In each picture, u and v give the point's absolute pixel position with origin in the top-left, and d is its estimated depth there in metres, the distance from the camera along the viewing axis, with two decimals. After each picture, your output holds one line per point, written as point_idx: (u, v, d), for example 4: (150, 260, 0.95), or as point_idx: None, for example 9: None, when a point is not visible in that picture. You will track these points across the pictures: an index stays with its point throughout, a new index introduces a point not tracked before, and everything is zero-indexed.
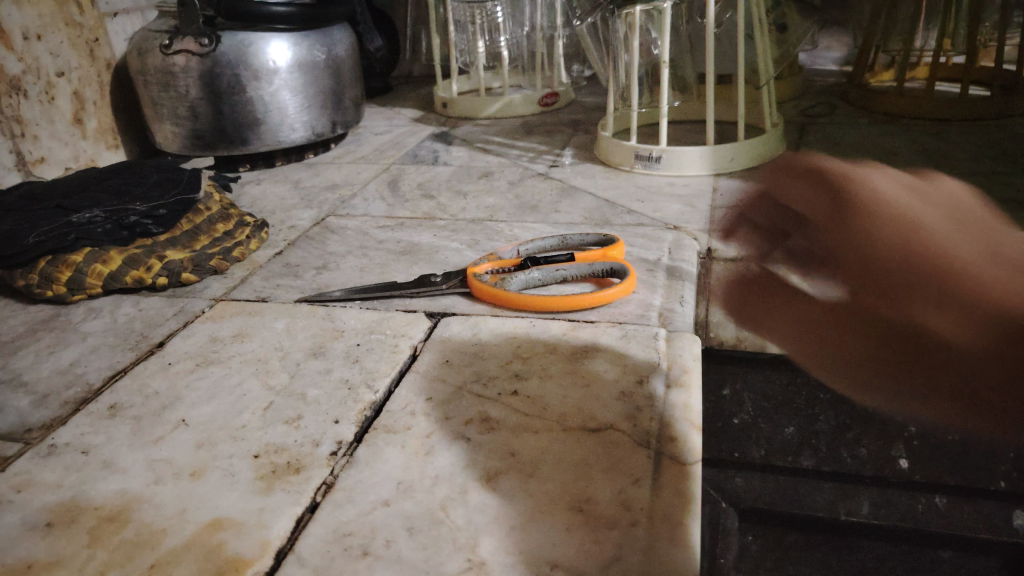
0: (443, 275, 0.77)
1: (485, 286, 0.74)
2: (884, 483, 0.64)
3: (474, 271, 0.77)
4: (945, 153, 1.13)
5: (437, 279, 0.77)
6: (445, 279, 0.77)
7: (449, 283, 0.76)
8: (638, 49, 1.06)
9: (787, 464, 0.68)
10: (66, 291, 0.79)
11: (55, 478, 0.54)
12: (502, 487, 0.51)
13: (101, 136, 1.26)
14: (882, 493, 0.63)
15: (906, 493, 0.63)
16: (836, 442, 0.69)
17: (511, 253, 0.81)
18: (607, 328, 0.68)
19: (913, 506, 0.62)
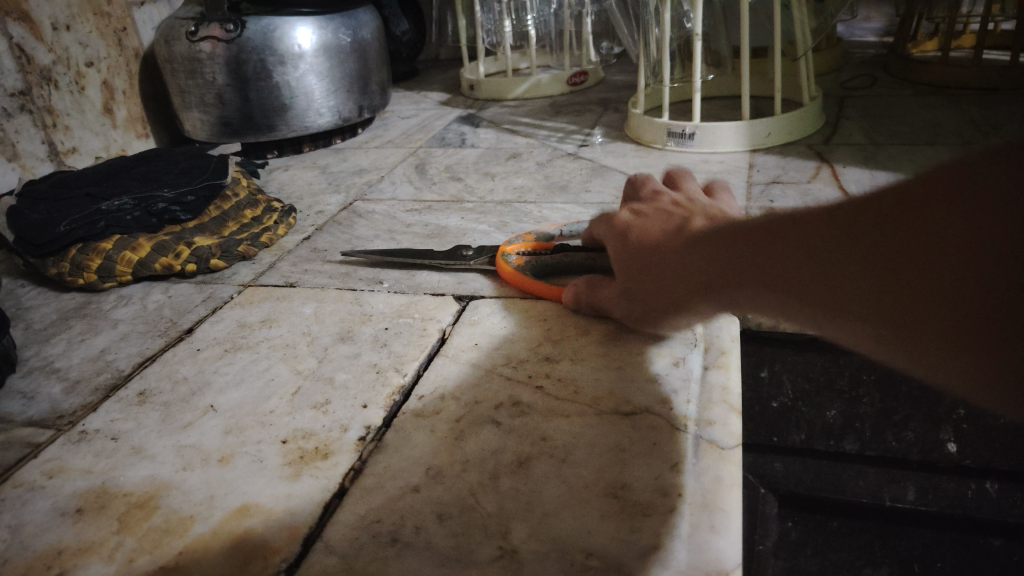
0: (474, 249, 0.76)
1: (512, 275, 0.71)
2: (930, 467, 0.74)
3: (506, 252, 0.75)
4: (996, 123, 1.08)
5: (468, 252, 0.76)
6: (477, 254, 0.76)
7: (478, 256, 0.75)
8: (669, 22, 1.03)
9: (830, 448, 0.77)
10: (96, 279, 0.79)
11: (85, 464, 0.54)
12: (534, 474, 0.49)
13: (131, 125, 1.27)
14: (929, 479, 0.73)
15: (952, 480, 0.73)
16: (882, 425, 0.75)
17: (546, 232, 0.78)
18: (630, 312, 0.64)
19: (961, 492, 0.72)
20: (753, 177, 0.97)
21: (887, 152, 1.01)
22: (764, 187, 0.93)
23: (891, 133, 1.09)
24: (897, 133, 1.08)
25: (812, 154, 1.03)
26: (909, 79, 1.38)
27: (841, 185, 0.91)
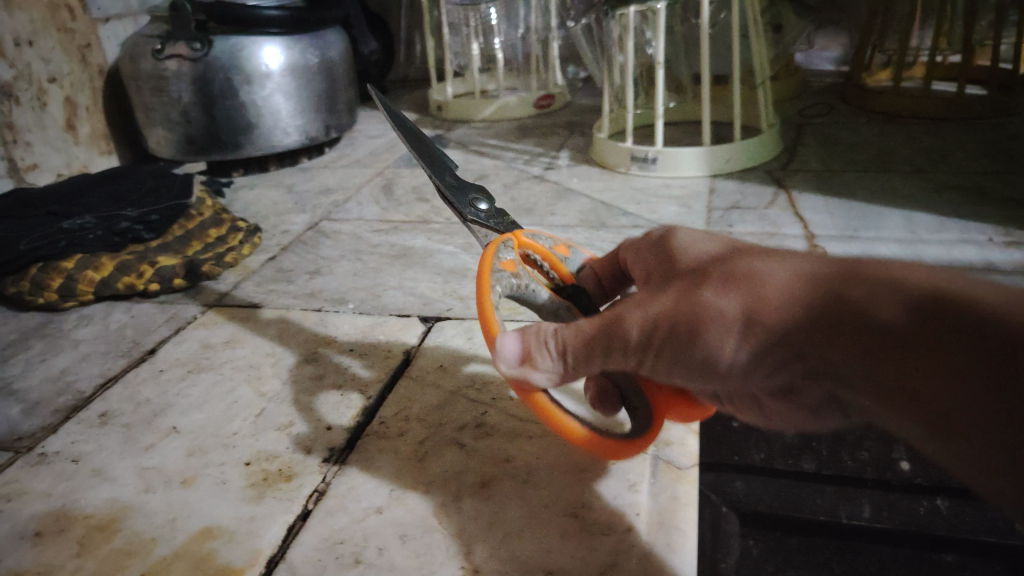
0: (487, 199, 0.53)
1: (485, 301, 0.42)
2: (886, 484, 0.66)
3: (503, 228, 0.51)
4: (943, 152, 1.12)
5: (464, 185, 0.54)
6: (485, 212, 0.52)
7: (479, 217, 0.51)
8: (633, 50, 1.06)
9: (789, 467, 0.69)
10: (57, 298, 0.78)
11: (44, 487, 0.53)
12: (496, 494, 0.50)
13: (93, 142, 1.26)
14: (885, 497, 0.65)
15: (904, 498, 0.65)
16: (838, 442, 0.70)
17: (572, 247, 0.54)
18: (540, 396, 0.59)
19: (914, 508, 0.64)
20: (713, 202, 0.99)
21: (842, 178, 1.05)
22: (723, 212, 0.96)
23: (846, 161, 1.12)
24: (852, 161, 1.12)
25: (770, 180, 1.06)
26: (864, 108, 1.42)
27: (797, 211, 0.94)
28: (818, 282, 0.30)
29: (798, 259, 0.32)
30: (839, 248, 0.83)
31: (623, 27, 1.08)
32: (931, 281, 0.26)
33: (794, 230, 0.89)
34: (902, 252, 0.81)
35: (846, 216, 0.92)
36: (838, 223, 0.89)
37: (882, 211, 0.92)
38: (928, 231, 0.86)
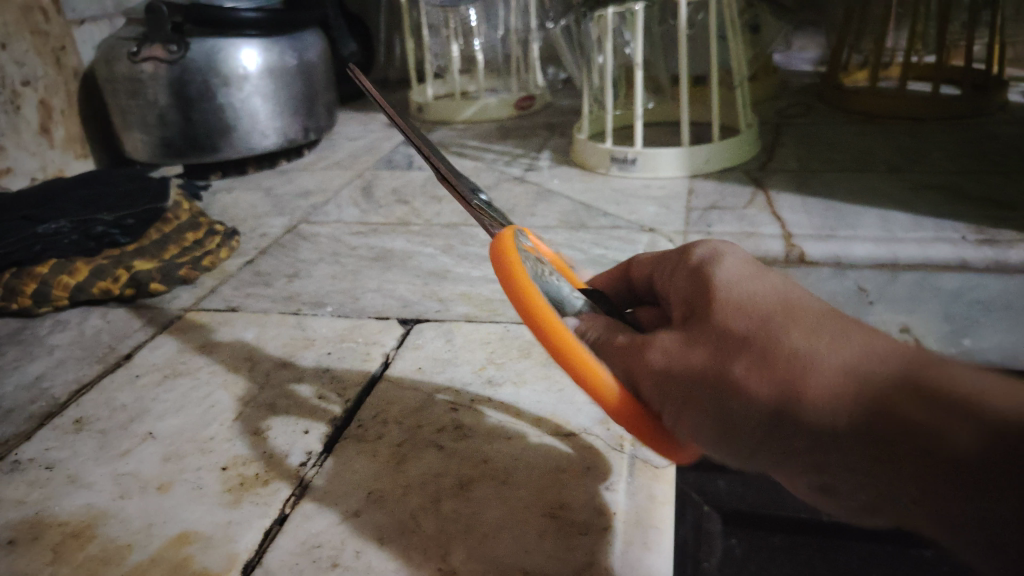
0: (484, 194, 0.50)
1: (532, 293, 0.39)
2: None
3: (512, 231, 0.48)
4: (918, 152, 1.14)
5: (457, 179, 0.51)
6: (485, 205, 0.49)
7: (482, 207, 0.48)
8: (611, 51, 1.06)
9: None
10: (31, 304, 0.77)
11: (18, 494, 0.52)
12: (474, 495, 0.50)
13: (68, 145, 1.24)
14: None
15: None
16: None
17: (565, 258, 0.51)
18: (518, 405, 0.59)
19: None
20: (692, 203, 1.00)
21: (819, 178, 1.06)
22: (702, 212, 0.96)
23: (823, 161, 1.13)
24: (829, 161, 1.13)
25: (749, 180, 1.07)
26: (841, 108, 1.44)
27: (775, 210, 0.95)
28: (850, 375, 0.30)
29: (837, 338, 0.32)
30: (817, 248, 0.83)
31: (601, 28, 1.08)
32: (980, 410, 0.25)
33: (772, 229, 0.89)
34: (878, 251, 0.81)
35: (823, 215, 0.93)
36: (815, 222, 0.90)
37: (858, 210, 0.93)
38: (903, 229, 0.87)
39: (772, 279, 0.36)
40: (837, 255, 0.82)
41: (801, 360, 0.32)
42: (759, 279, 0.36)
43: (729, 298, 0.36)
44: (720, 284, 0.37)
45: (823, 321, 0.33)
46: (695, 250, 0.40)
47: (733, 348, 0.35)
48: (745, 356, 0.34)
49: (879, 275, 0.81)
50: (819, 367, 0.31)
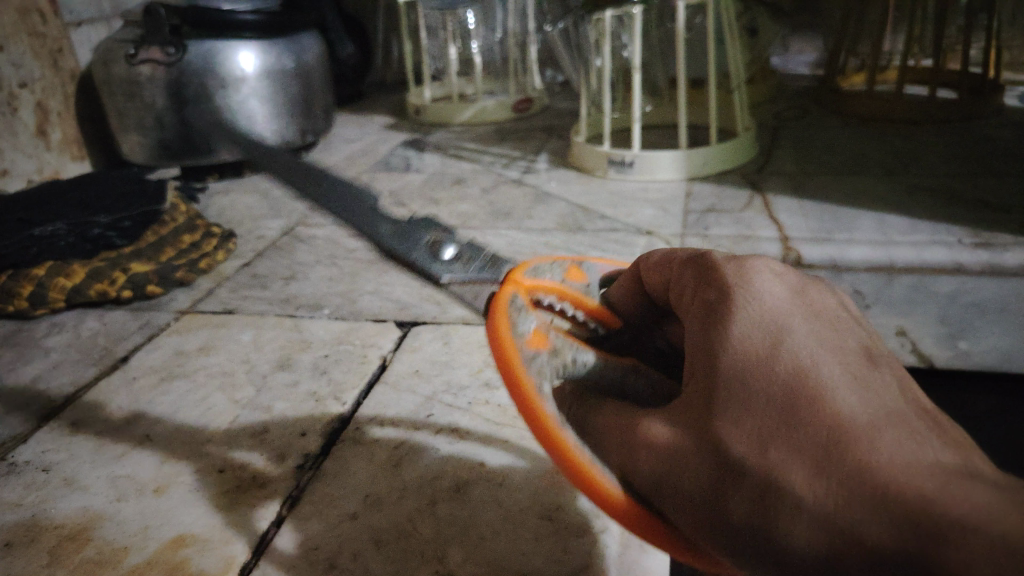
0: (454, 238, 0.42)
1: (536, 396, 0.34)
2: None
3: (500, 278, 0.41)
4: (915, 155, 1.14)
5: (416, 221, 0.43)
6: (456, 264, 0.41)
7: (454, 272, 0.40)
8: (609, 54, 1.06)
9: None
10: (28, 305, 0.77)
11: (14, 497, 0.52)
12: (471, 497, 0.50)
13: (65, 147, 1.24)
14: None
15: None
16: None
17: (576, 269, 0.44)
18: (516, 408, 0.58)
19: None
20: (690, 205, 1.00)
21: (816, 181, 1.06)
22: (700, 215, 0.96)
23: (820, 164, 1.13)
24: (826, 164, 1.13)
25: (746, 183, 1.07)
26: (838, 111, 1.44)
27: (772, 213, 0.95)
28: (843, 520, 0.26)
29: (838, 471, 0.27)
30: (813, 252, 0.83)
31: (599, 31, 1.08)
32: None
33: (769, 232, 0.89)
34: (874, 255, 0.81)
35: (819, 218, 0.93)
36: (812, 225, 0.90)
37: (855, 213, 0.93)
38: (900, 232, 0.87)
39: (778, 355, 0.31)
40: (832, 259, 0.82)
41: (795, 494, 0.28)
42: (760, 357, 0.31)
43: (723, 394, 0.31)
44: (715, 367, 0.31)
45: (825, 439, 0.28)
46: (708, 292, 0.34)
47: (727, 465, 0.30)
48: (735, 478, 0.30)
49: (877, 278, 0.81)
50: (814, 510, 0.27)
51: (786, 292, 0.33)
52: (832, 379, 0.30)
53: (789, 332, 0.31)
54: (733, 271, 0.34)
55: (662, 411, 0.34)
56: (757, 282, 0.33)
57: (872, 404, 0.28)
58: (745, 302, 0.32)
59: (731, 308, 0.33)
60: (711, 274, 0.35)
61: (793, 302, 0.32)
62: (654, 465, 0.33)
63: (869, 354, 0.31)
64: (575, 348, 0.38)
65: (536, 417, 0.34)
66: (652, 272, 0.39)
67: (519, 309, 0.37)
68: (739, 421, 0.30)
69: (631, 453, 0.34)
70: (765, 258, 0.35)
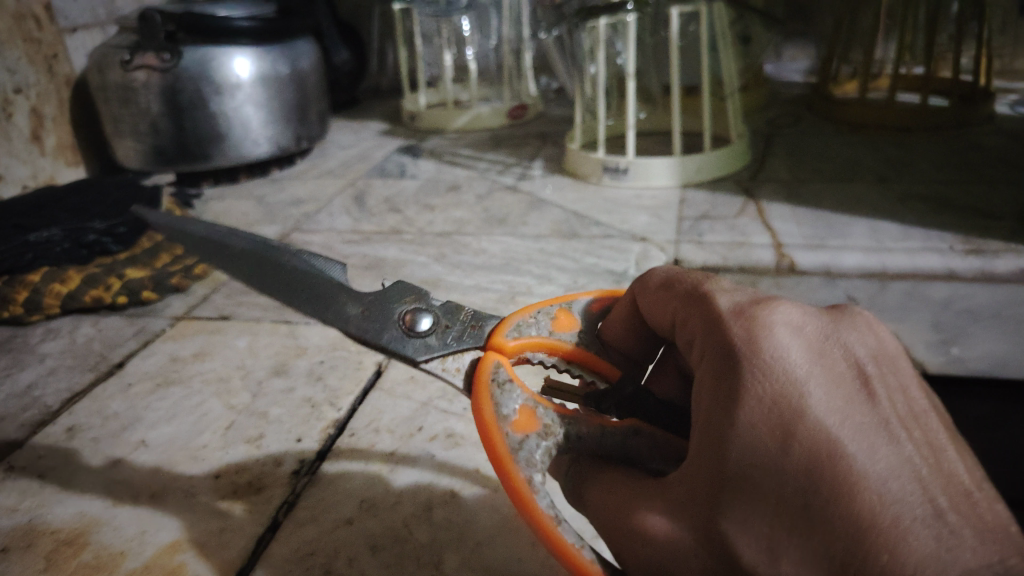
0: (428, 305, 0.43)
1: (524, 489, 0.31)
2: None
3: (482, 343, 0.41)
4: (907, 162, 1.15)
5: (392, 289, 0.44)
6: (431, 335, 0.41)
7: (430, 347, 0.41)
8: (602, 61, 1.07)
9: None
10: (22, 311, 0.77)
11: (10, 502, 0.52)
12: (466, 503, 0.50)
13: (60, 153, 1.24)
14: None
15: None
16: None
17: (565, 315, 0.42)
18: None
19: None
20: (684, 212, 1.01)
21: (809, 188, 1.06)
22: (694, 222, 0.97)
23: (813, 171, 1.14)
24: (819, 171, 1.14)
25: (740, 190, 1.08)
26: (831, 119, 1.45)
27: (766, 220, 0.96)
28: None
29: None
30: (807, 258, 0.84)
31: (594, 39, 1.09)
32: None
33: (762, 239, 0.90)
34: (867, 261, 0.82)
35: (812, 225, 0.94)
36: (805, 232, 0.91)
37: (848, 220, 0.94)
38: (893, 239, 0.87)
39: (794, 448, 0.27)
40: (826, 266, 0.83)
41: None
42: (772, 453, 0.27)
43: (729, 495, 0.27)
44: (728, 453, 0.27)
45: (847, 557, 0.25)
46: (717, 354, 0.30)
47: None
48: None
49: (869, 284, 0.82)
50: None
51: (803, 355, 0.29)
52: (855, 476, 0.26)
53: (807, 415, 0.27)
54: (742, 331, 0.29)
55: (657, 498, 0.30)
56: (769, 347, 0.29)
57: (901, 510, 0.25)
58: (755, 378, 0.28)
59: (739, 386, 0.28)
60: (718, 333, 0.30)
61: (811, 369, 0.28)
62: (651, 564, 0.29)
63: (892, 432, 0.27)
64: (569, 420, 0.35)
65: (532, 513, 0.31)
66: (656, 308, 0.36)
67: (502, 386, 0.37)
68: (750, 530, 0.26)
69: (623, 552, 0.30)
70: (778, 307, 0.30)
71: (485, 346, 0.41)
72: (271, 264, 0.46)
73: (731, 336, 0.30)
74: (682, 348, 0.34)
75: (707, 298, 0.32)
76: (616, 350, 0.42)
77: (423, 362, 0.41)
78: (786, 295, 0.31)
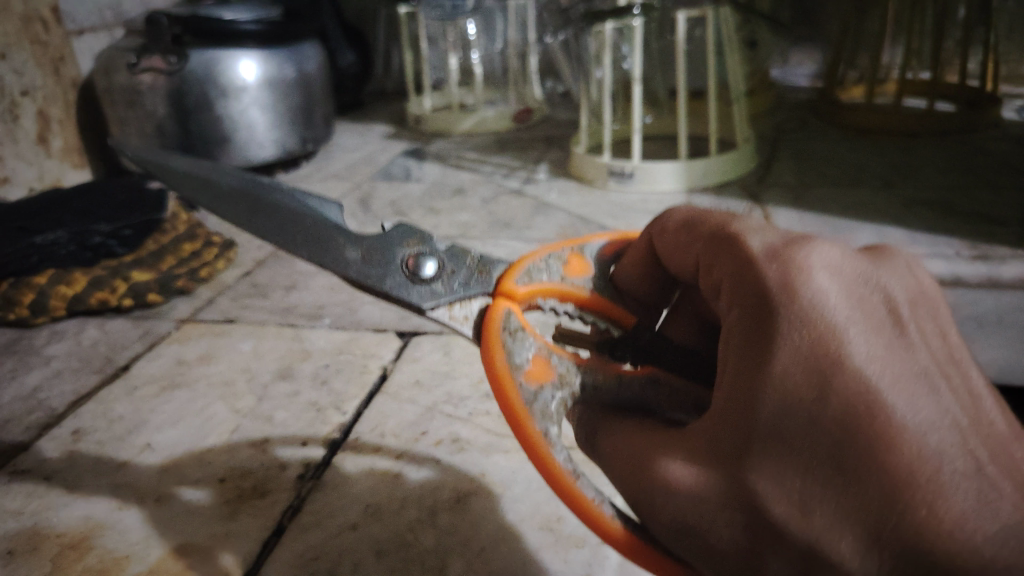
0: (432, 249, 0.44)
1: (540, 444, 0.34)
2: None
3: (489, 290, 0.43)
4: (912, 168, 1.14)
5: (393, 231, 0.44)
6: (437, 281, 0.42)
7: (435, 293, 0.42)
8: (608, 65, 1.07)
9: None
10: (28, 313, 0.77)
11: (15, 505, 0.52)
12: (472, 509, 0.50)
13: (66, 155, 1.24)
14: None
15: None
16: None
17: (577, 260, 0.45)
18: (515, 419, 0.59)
19: None
20: None
21: (815, 193, 1.06)
22: None
23: (819, 176, 1.14)
24: (824, 176, 1.14)
25: (745, 195, 1.07)
26: (837, 124, 1.44)
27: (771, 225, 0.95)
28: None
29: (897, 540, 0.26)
30: None
31: (600, 43, 1.09)
32: None
33: None
34: None
35: (818, 230, 0.93)
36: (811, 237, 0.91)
37: (854, 226, 0.94)
38: (898, 245, 0.87)
39: (829, 393, 0.28)
40: None
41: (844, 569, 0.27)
42: (808, 400, 0.28)
43: (760, 440, 0.29)
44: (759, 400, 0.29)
45: (886, 497, 0.26)
46: (753, 300, 0.31)
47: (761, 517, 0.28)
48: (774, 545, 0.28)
49: None
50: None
51: (840, 299, 0.30)
52: (896, 420, 0.27)
53: (844, 361, 0.29)
54: (777, 275, 0.31)
55: (683, 445, 0.31)
56: (807, 292, 0.30)
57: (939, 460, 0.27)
58: (793, 324, 0.30)
59: (776, 332, 0.30)
60: (752, 279, 0.32)
61: (845, 312, 0.30)
62: (675, 507, 0.30)
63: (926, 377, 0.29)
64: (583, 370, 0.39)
65: (551, 473, 0.33)
66: (681, 250, 0.39)
67: (513, 334, 0.39)
68: (776, 472, 0.28)
69: (647, 499, 0.31)
70: (813, 248, 0.32)
71: (494, 292, 0.42)
72: (259, 201, 0.43)
73: (765, 282, 0.31)
74: (706, 291, 0.36)
75: (736, 242, 0.34)
76: (629, 295, 0.45)
77: (430, 310, 0.41)
78: (817, 236, 0.33)
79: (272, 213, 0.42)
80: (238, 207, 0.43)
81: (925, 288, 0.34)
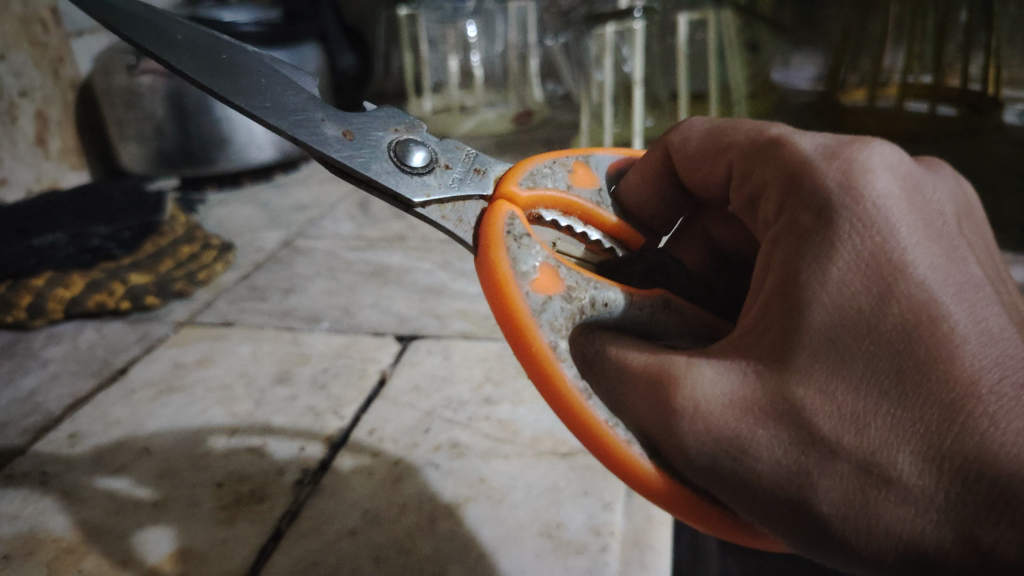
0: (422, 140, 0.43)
1: (551, 362, 0.33)
2: None
3: (486, 192, 0.42)
4: None
5: (378, 116, 0.44)
6: (428, 174, 0.42)
7: (428, 187, 0.41)
8: (609, 68, 1.07)
9: None
10: (25, 316, 0.76)
11: (13, 509, 0.51)
12: (469, 515, 0.49)
13: (64, 157, 1.24)
14: None
15: None
16: None
17: (584, 171, 0.45)
18: (513, 425, 0.58)
19: None
20: None
21: None
22: None
23: None
24: None
25: None
26: (838, 127, 1.43)
27: None
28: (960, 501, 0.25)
29: (958, 454, 0.25)
30: None
31: (601, 46, 1.09)
32: None
33: None
34: None
35: None
36: None
37: None
38: None
39: (891, 300, 0.27)
40: None
41: (901, 479, 0.26)
42: (867, 306, 0.27)
43: (814, 349, 0.28)
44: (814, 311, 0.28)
45: (952, 407, 0.25)
46: (808, 207, 0.30)
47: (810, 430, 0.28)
48: (823, 457, 0.28)
49: None
50: (921, 499, 0.26)
51: (903, 202, 0.29)
52: (964, 328, 0.26)
53: (907, 267, 0.27)
54: (837, 177, 0.30)
55: (723, 356, 0.31)
56: (871, 195, 0.29)
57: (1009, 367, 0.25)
58: (854, 230, 0.28)
59: (834, 237, 0.29)
60: (807, 182, 0.30)
61: (908, 215, 0.28)
62: (716, 423, 0.30)
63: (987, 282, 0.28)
64: (592, 286, 0.38)
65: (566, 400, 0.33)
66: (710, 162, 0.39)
67: (518, 240, 0.37)
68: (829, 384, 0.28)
69: (685, 417, 0.31)
70: (874, 147, 0.30)
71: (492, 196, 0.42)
72: (217, 60, 0.41)
73: (824, 184, 0.30)
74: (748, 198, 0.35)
75: (784, 145, 0.32)
76: (640, 216, 0.45)
77: (420, 206, 0.41)
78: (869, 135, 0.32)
79: (234, 75, 0.41)
80: (205, 70, 0.40)
81: (968, 201, 0.33)
